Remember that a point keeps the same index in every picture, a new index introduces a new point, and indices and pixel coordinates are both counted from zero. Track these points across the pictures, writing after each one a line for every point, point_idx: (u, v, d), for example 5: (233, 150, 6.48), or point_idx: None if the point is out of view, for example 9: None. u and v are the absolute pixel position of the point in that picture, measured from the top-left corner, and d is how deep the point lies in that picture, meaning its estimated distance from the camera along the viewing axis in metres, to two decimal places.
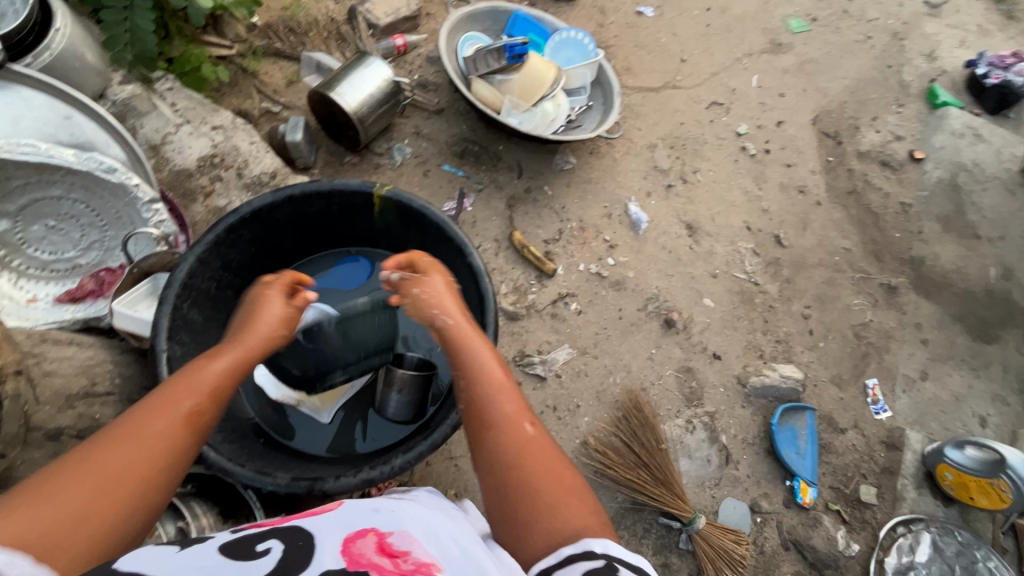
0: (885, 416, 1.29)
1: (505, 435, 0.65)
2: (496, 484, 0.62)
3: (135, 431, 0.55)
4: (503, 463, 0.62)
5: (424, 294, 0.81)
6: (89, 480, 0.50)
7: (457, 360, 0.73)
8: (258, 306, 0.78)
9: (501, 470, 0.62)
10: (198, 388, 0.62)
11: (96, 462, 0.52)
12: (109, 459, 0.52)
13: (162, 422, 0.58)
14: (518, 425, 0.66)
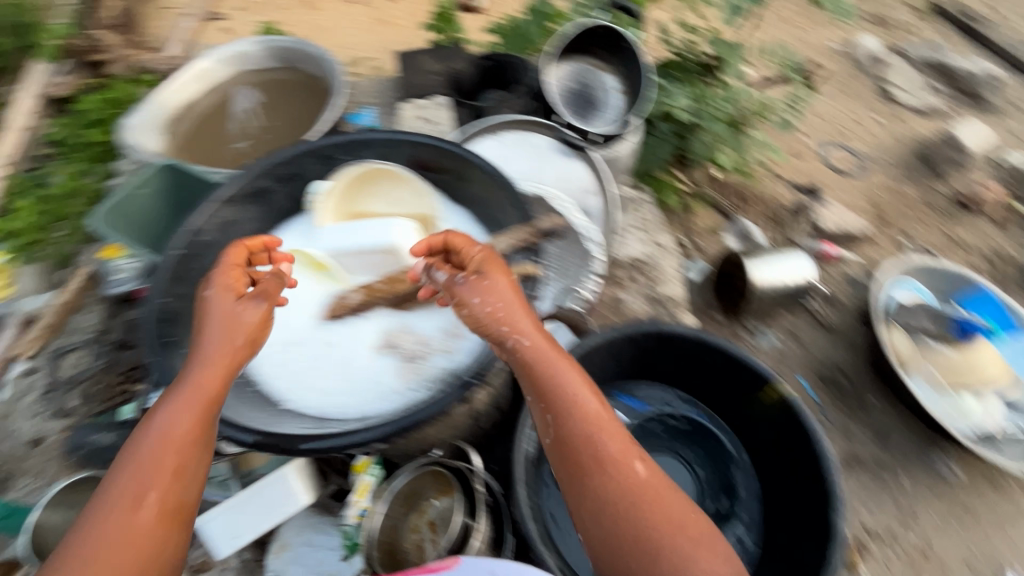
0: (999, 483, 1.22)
1: (597, 472, 0.72)
2: (598, 520, 0.70)
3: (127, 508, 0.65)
4: (594, 505, 0.71)
5: (496, 300, 0.79)
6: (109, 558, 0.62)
7: (538, 396, 0.76)
8: (210, 314, 0.77)
9: (597, 512, 0.71)
10: (178, 427, 0.70)
11: (119, 532, 0.63)
12: (109, 551, 0.62)
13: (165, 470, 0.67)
14: (630, 467, 0.72)
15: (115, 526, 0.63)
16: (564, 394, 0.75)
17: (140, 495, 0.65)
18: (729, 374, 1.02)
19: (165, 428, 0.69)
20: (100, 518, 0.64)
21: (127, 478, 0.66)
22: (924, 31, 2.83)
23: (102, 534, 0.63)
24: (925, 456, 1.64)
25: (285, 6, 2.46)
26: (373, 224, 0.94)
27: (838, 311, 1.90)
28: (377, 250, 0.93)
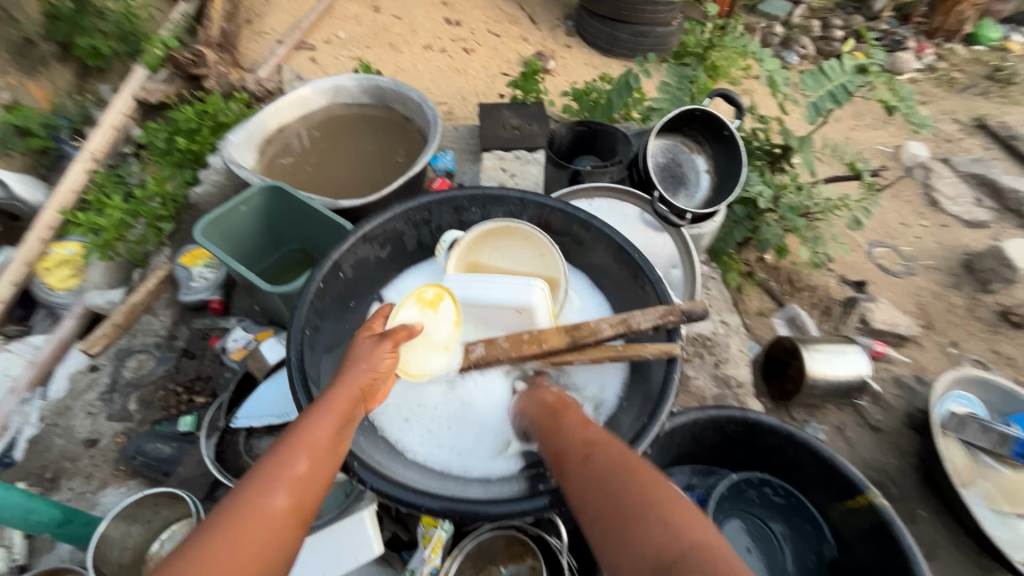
0: None
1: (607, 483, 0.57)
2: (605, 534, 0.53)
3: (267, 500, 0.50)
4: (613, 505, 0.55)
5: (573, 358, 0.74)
6: (253, 553, 0.47)
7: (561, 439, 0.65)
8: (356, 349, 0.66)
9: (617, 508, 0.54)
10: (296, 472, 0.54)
11: (259, 526, 0.49)
12: (250, 543, 0.47)
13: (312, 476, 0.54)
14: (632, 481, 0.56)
15: (252, 520, 0.48)
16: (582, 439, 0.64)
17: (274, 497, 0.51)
18: (819, 479, 1.04)
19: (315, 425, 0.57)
20: (231, 506, 0.49)
21: (275, 468, 0.53)
22: (973, 143, 2.90)
23: (226, 533, 0.47)
24: None
25: (370, 45, 2.59)
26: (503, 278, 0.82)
27: (887, 412, 1.86)
28: (503, 306, 0.80)
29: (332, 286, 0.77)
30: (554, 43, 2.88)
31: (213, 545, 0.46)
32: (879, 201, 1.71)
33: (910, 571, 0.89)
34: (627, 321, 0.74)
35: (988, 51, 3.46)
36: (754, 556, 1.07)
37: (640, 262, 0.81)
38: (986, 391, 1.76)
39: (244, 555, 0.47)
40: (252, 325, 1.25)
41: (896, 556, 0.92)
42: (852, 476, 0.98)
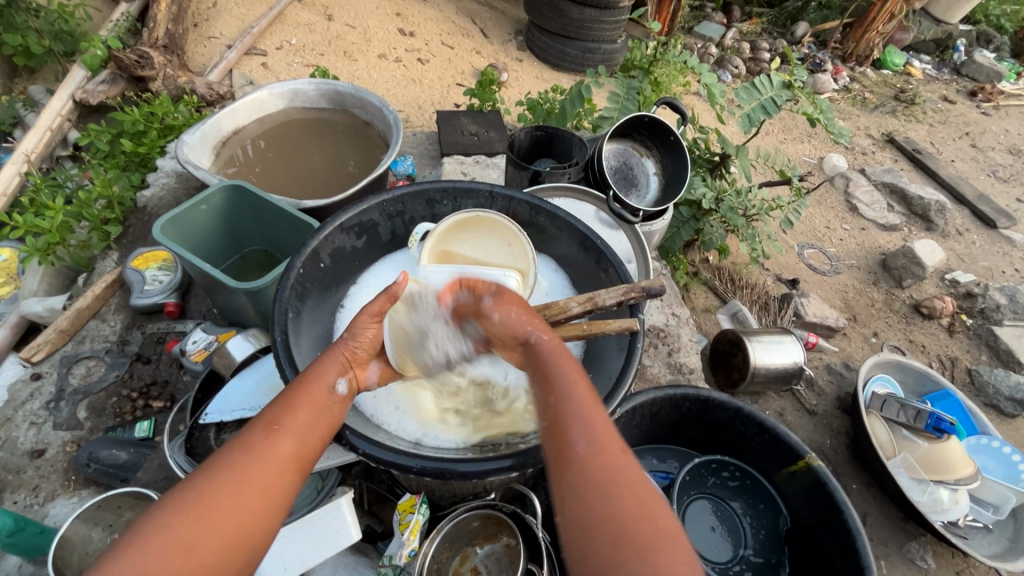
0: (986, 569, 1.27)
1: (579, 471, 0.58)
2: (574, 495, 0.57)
3: (272, 448, 0.59)
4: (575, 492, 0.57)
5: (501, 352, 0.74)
6: (254, 488, 0.56)
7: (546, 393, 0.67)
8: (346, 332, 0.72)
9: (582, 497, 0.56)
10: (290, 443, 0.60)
11: (265, 463, 0.58)
12: (253, 477, 0.56)
13: (311, 427, 0.63)
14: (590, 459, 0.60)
15: (256, 461, 0.58)
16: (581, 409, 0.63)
17: (275, 442, 0.60)
18: (763, 449, 1.15)
19: (312, 382, 0.65)
20: (241, 445, 0.59)
21: (275, 420, 0.61)
22: (883, 155, 3.22)
23: (230, 474, 0.56)
24: (901, 543, 1.72)
25: (324, 52, 2.58)
26: (479, 267, 0.87)
27: (820, 396, 2.03)
28: None
29: (310, 274, 0.82)
30: (505, 56, 2.97)
31: (221, 481, 0.55)
32: (806, 202, 1.87)
33: (845, 523, 1.01)
34: (594, 298, 0.82)
35: (893, 75, 3.86)
36: (719, 534, 1.16)
37: (602, 249, 0.89)
38: (903, 373, 1.96)
39: (249, 490, 0.56)
40: (212, 326, 1.21)
41: (833, 509, 1.04)
42: (793, 442, 1.09)
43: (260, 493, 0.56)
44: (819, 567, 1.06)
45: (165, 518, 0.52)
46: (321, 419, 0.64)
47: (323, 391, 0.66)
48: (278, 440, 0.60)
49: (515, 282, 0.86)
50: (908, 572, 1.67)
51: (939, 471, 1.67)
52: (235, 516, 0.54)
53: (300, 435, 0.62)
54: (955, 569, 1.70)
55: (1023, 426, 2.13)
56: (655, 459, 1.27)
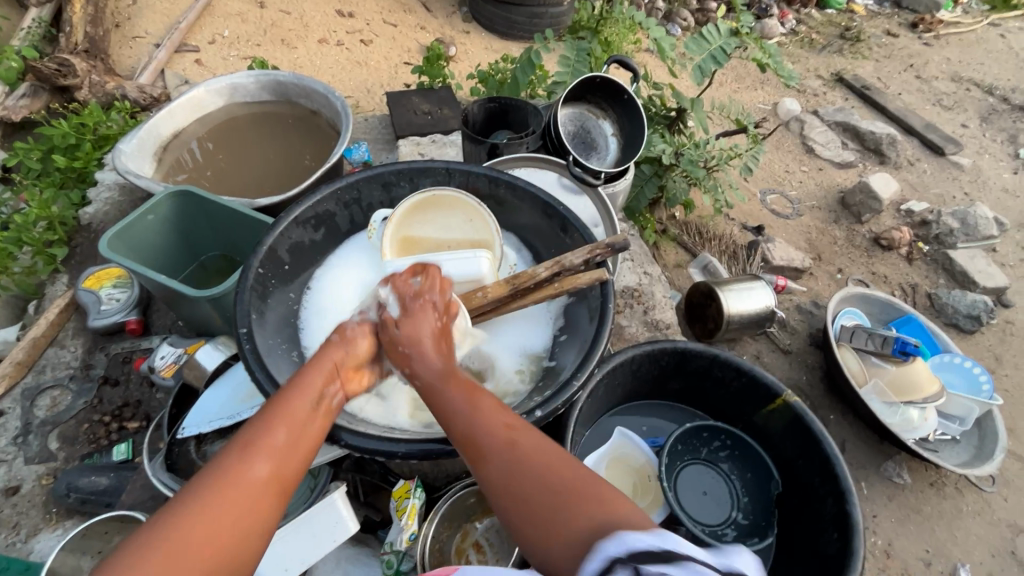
0: None
1: (502, 458, 0.61)
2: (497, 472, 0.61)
3: (245, 469, 0.57)
4: (500, 482, 0.60)
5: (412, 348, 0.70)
6: (228, 519, 0.53)
7: (445, 417, 0.66)
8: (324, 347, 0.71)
9: (510, 486, 0.60)
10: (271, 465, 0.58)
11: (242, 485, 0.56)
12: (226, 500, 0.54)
13: (291, 448, 0.61)
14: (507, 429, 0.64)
15: (232, 486, 0.55)
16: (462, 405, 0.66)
17: (252, 461, 0.57)
18: (743, 392, 1.19)
19: (290, 398, 0.63)
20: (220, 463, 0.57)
21: (248, 434, 0.59)
22: (834, 95, 3.27)
23: (212, 496, 0.54)
24: (879, 464, 1.81)
25: (260, 42, 2.46)
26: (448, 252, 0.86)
27: (793, 335, 2.10)
28: (456, 277, 0.84)
29: (272, 272, 0.80)
30: (451, 29, 2.88)
31: (202, 503, 0.53)
32: (762, 148, 1.90)
33: (823, 451, 1.06)
34: (560, 260, 0.83)
35: (838, 13, 3.89)
36: (711, 498, 1.18)
37: (562, 213, 0.89)
38: (868, 304, 2.04)
39: (220, 516, 0.53)
40: (178, 339, 1.17)
41: (812, 440, 1.08)
42: (770, 381, 1.13)
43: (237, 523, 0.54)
44: (803, 494, 1.12)
45: (141, 552, 0.49)
46: (306, 438, 0.63)
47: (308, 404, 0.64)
48: (254, 462, 0.57)
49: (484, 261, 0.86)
50: (887, 490, 1.77)
51: (907, 392, 1.76)
52: (205, 548, 0.51)
53: (281, 454, 0.60)
54: (929, 482, 1.80)
55: (981, 340, 2.26)
56: (645, 426, 1.29)
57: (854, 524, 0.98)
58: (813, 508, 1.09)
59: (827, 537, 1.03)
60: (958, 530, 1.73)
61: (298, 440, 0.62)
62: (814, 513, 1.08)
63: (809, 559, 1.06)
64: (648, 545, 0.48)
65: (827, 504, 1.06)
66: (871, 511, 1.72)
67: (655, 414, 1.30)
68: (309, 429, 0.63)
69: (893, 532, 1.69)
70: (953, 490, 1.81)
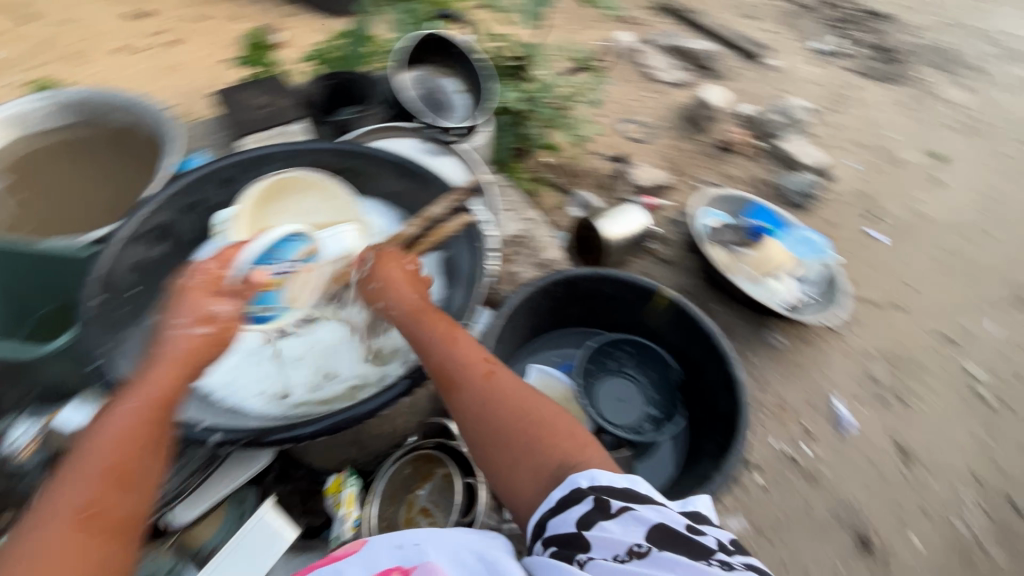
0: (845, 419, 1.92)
1: (481, 393, 0.88)
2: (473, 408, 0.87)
3: (67, 495, 0.68)
4: (473, 413, 0.87)
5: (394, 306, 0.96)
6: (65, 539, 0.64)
7: (430, 360, 0.93)
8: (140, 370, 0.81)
9: (484, 416, 0.86)
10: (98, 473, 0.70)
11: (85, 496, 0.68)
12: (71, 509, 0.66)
13: (120, 462, 0.72)
14: (482, 373, 0.90)
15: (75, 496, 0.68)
16: (447, 353, 0.92)
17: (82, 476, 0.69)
18: (631, 300, 1.29)
19: (108, 426, 0.74)
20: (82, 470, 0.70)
21: (94, 448, 0.71)
22: (660, 22, 3.51)
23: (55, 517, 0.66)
24: (760, 336, 2.09)
25: (43, 63, 2.11)
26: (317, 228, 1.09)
27: (670, 246, 2.31)
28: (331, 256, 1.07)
29: (112, 296, 0.92)
30: (273, 14, 2.67)
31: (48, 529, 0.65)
32: (599, 81, 2.11)
33: (704, 330, 1.19)
34: (428, 215, 1.04)
35: None
36: (626, 404, 1.30)
37: (415, 169, 1.12)
38: (723, 203, 2.29)
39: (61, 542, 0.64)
40: (35, 413, 1.02)
41: (693, 323, 1.21)
42: (650, 284, 1.23)
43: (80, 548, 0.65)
44: (698, 374, 1.25)
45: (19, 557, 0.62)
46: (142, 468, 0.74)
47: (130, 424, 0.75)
48: (74, 489, 0.68)
49: (344, 235, 1.10)
50: (770, 356, 2.06)
51: (767, 265, 2.08)
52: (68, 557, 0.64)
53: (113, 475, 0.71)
54: (799, 339, 2.12)
55: (817, 212, 2.64)
56: (558, 356, 1.38)
57: (738, 384, 1.12)
58: (707, 384, 1.23)
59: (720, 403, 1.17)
60: (828, 371, 2.06)
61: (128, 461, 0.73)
62: (708, 386, 1.22)
63: (710, 427, 1.21)
64: (620, 486, 0.73)
65: (716, 374, 1.19)
66: (761, 377, 2.01)
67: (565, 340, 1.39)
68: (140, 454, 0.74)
69: (780, 388, 1.99)
70: (819, 340, 2.14)
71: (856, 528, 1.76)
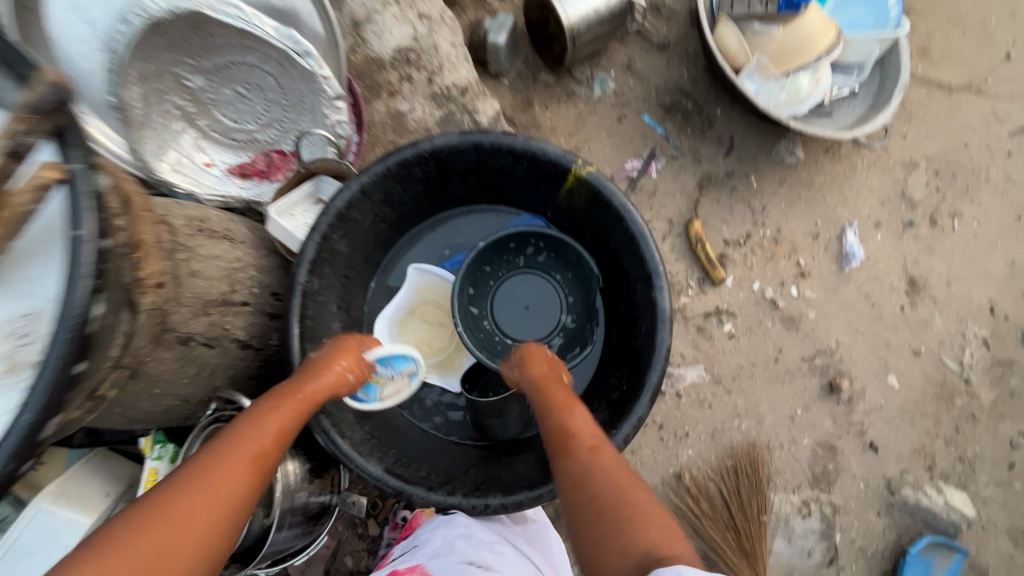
0: (853, 261, 1.66)
1: (584, 463, 0.91)
2: (570, 481, 0.90)
3: (204, 481, 0.77)
4: (573, 479, 0.90)
5: (540, 353, 1.14)
6: (176, 523, 0.72)
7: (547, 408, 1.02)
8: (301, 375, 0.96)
9: (580, 485, 0.88)
10: (244, 453, 0.82)
11: (219, 477, 0.78)
12: (209, 485, 0.77)
13: (234, 456, 0.81)
14: (595, 449, 0.93)
15: (184, 497, 0.75)
16: (564, 404, 1.02)
17: (217, 470, 0.79)
18: (538, 171, 1.16)
19: (235, 441, 0.83)
20: (201, 464, 0.79)
21: (238, 438, 0.84)
22: None
23: (176, 498, 0.75)
24: (771, 149, 1.68)
25: None
26: None
27: (669, 22, 1.69)
28: None
29: None
30: None
31: (155, 514, 0.73)
32: None
33: (616, 208, 1.09)
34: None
35: None
36: (531, 311, 1.31)
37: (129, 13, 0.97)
38: None
39: (180, 510, 0.74)
40: None
41: (608, 204, 1.10)
42: (558, 156, 1.09)
43: (189, 523, 0.73)
44: (618, 274, 1.20)
45: (132, 523, 0.72)
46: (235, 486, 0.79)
47: (244, 445, 0.83)
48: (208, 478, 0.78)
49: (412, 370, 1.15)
50: (778, 175, 1.67)
51: (790, 58, 1.48)
52: (179, 532, 0.72)
53: (225, 465, 0.80)
54: (823, 149, 1.69)
55: None
56: (448, 248, 1.36)
57: (652, 266, 1.06)
58: (628, 287, 1.17)
59: (639, 332, 1.11)
60: (850, 190, 1.69)
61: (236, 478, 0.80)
62: (625, 278, 1.17)
63: (630, 352, 1.16)
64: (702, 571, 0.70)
65: (628, 262, 1.14)
66: (760, 204, 1.66)
67: (441, 232, 1.36)
68: (253, 480, 0.82)
69: (782, 218, 1.66)
70: (849, 149, 1.70)
71: (830, 373, 1.61)
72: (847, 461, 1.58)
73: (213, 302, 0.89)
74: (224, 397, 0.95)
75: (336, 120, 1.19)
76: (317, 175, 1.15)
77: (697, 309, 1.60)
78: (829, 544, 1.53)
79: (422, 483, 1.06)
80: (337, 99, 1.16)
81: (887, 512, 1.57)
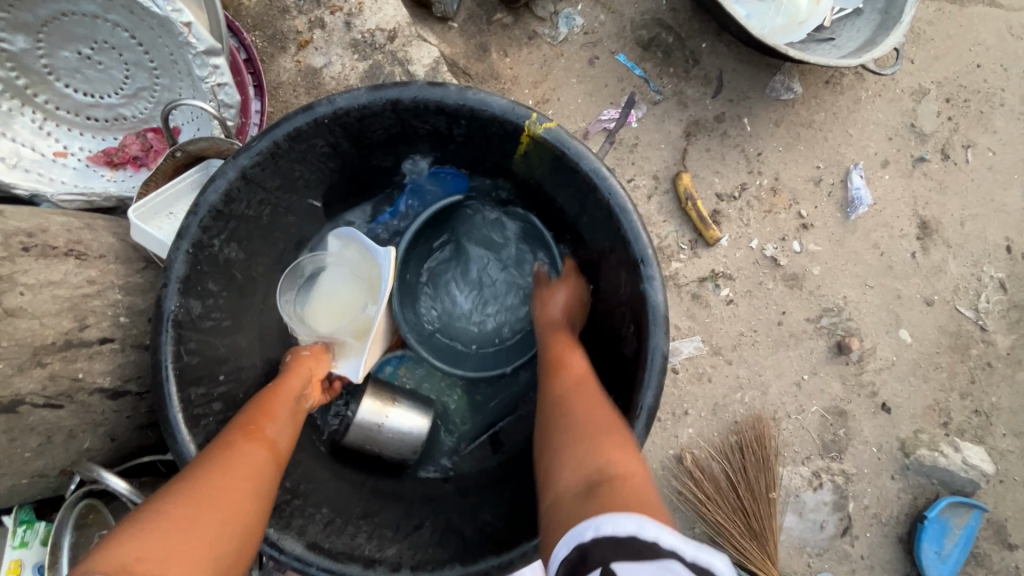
0: (861, 207, 1.49)
1: (567, 391, 0.87)
2: (549, 411, 0.85)
3: (219, 475, 0.74)
4: (553, 406, 0.85)
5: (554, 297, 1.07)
6: (207, 513, 0.69)
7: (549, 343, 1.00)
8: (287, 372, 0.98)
9: (560, 410, 0.83)
10: (251, 446, 0.81)
11: (235, 475, 0.76)
12: (224, 484, 0.74)
13: (242, 456, 0.78)
14: (582, 379, 0.88)
15: (209, 487, 0.72)
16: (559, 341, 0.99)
17: (224, 461, 0.77)
18: (480, 133, 0.96)
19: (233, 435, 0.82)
20: (212, 467, 0.76)
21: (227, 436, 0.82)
22: None
23: (195, 492, 0.71)
24: (764, 85, 1.47)
25: None
26: None
27: None
28: None
29: None
30: None
31: (174, 510, 0.68)
32: None
33: (583, 172, 0.89)
34: None
35: None
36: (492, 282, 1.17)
37: None
38: None
39: (202, 509, 0.69)
40: None
41: (573, 169, 0.91)
42: (510, 112, 0.89)
43: (227, 514, 0.71)
44: (600, 261, 1.02)
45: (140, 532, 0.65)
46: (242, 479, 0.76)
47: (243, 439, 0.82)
48: (213, 474, 0.74)
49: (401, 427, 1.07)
50: (774, 115, 1.48)
51: None
52: (202, 530, 0.67)
53: (227, 462, 0.77)
54: (823, 81, 1.49)
55: None
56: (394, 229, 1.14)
57: (632, 240, 0.88)
58: (610, 276, 1.00)
59: (626, 335, 0.96)
60: (854, 127, 1.50)
61: (242, 472, 0.77)
62: (604, 261, 1.00)
63: (615, 361, 1.00)
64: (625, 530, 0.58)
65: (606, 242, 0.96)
66: (756, 149, 1.47)
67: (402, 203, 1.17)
68: (259, 472, 0.79)
69: (780, 164, 1.47)
70: (852, 79, 1.51)
71: (840, 332, 1.46)
72: (860, 425, 1.47)
73: (47, 353, 0.84)
74: (84, 471, 0.89)
75: (216, 83, 1.01)
76: (206, 160, 1.00)
77: (690, 274, 1.44)
78: (842, 515, 1.43)
79: (359, 555, 0.90)
80: (207, 57, 0.98)
81: (903, 475, 1.46)
